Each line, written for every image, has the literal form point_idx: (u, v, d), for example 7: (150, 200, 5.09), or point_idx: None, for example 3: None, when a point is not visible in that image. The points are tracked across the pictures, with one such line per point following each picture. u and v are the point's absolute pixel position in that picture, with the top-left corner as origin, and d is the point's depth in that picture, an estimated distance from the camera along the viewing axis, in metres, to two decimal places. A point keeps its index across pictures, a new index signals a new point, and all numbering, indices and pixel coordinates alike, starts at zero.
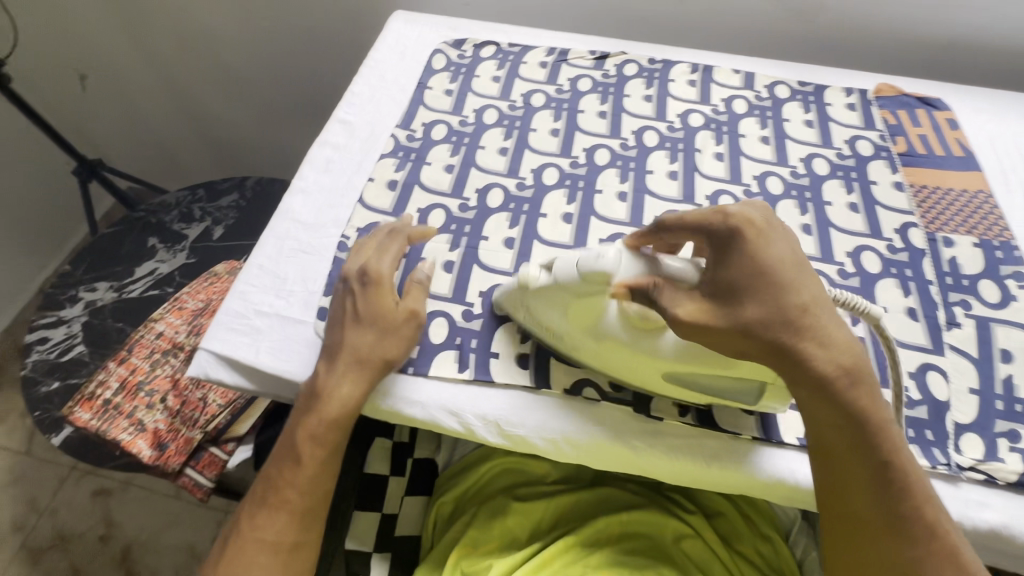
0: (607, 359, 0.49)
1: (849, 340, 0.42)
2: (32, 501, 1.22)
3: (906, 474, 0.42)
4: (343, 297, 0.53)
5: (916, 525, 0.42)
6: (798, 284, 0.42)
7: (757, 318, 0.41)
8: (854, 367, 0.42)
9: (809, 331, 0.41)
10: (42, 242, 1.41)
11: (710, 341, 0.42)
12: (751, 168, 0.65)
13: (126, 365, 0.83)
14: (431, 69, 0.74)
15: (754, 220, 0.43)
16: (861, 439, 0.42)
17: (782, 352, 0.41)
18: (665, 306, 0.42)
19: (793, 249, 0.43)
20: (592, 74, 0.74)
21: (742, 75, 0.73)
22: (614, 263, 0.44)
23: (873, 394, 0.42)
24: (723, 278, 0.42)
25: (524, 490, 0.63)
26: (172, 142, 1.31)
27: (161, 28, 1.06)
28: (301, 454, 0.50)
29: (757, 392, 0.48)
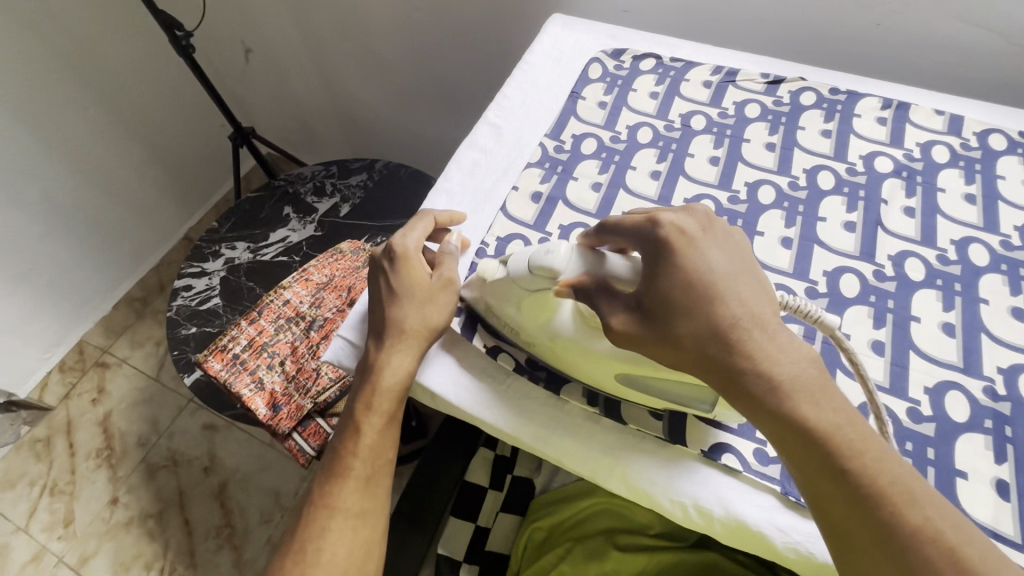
0: (559, 356, 0.48)
1: (788, 347, 0.38)
2: (155, 422, 1.37)
3: (873, 477, 0.35)
4: (376, 274, 0.53)
5: (903, 532, 0.34)
6: (728, 286, 0.39)
7: (687, 328, 0.38)
8: (791, 376, 0.37)
9: (736, 344, 0.37)
10: (192, 194, 1.56)
11: (647, 351, 0.39)
12: (950, 231, 0.56)
13: (255, 326, 0.88)
14: (586, 78, 0.71)
15: (685, 230, 0.40)
16: (811, 450, 0.36)
17: (717, 367, 0.37)
18: (603, 313, 0.41)
19: (729, 259, 0.40)
20: (762, 99, 0.67)
21: (947, 118, 0.63)
22: (562, 260, 0.43)
23: (817, 399, 0.36)
24: (649, 286, 0.39)
25: (624, 538, 0.62)
26: (312, 116, 1.41)
27: (321, 12, 1.11)
28: (359, 423, 0.50)
29: (711, 400, 0.43)
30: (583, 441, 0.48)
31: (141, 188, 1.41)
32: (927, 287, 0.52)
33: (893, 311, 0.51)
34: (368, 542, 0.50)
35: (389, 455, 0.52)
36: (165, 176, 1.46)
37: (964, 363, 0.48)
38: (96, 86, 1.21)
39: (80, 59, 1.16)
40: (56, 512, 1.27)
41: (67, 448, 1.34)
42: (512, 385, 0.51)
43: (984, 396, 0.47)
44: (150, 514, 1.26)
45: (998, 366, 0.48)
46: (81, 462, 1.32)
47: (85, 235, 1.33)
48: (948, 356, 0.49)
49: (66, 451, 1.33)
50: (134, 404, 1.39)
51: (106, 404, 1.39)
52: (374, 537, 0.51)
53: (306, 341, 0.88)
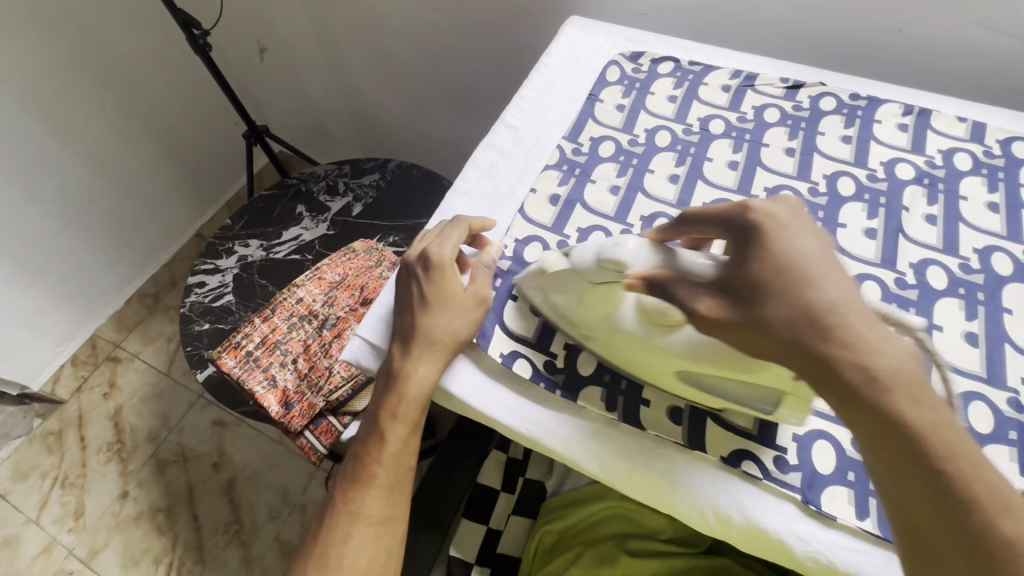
0: (617, 349, 0.47)
1: (886, 339, 0.35)
2: (165, 417, 1.38)
3: (970, 484, 0.32)
4: (407, 280, 0.53)
5: (994, 545, 0.31)
6: (823, 274, 0.37)
7: (775, 314, 0.36)
8: (888, 369, 0.34)
9: (830, 331, 0.35)
10: (205, 191, 1.57)
11: (734, 339, 0.38)
12: (972, 239, 0.55)
13: (268, 324, 0.88)
14: (604, 81, 0.71)
15: (778, 216, 0.39)
16: (900, 445, 0.33)
17: (805, 354, 0.35)
18: (684, 302, 0.40)
19: (824, 247, 0.38)
20: (781, 104, 0.66)
21: (969, 125, 0.62)
22: (631, 253, 0.42)
23: (915, 397, 0.34)
24: (738, 271, 0.38)
25: (636, 543, 0.62)
26: (325, 114, 1.42)
27: (337, 12, 1.12)
28: (384, 431, 0.50)
29: (775, 400, 0.43)
30: (602, 447, 0.48)
31: (154, 185, 1.42)
32: (949, 295, 0.52)
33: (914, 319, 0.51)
34: (389, 549, 0.50)
35: (410, 463, 0.52)
36: (179, 173, 1.47)
37: (987, 374, 0.48)
38: (112, 83, 1.22)
39: (97, 56, 1.17)
40: (67, 505, 1.28)
41: (79, 441, 1.35)
42: (531, 391, 0.51)
43: (1009, 407, 0.46)
44: (159, 508, 1.27)
45: (1021, 377, 0.48)
46: (92, 455, 1.33)
47: (98, 231, 1.34)
48: (971, 367, 0.48)
49: (77, 445, 1.34)
50: (145, 399, 1.40)
51: (117, 399, 1.40)
52: (395, 544, 0.51)
53: (319, 339, 0.88)
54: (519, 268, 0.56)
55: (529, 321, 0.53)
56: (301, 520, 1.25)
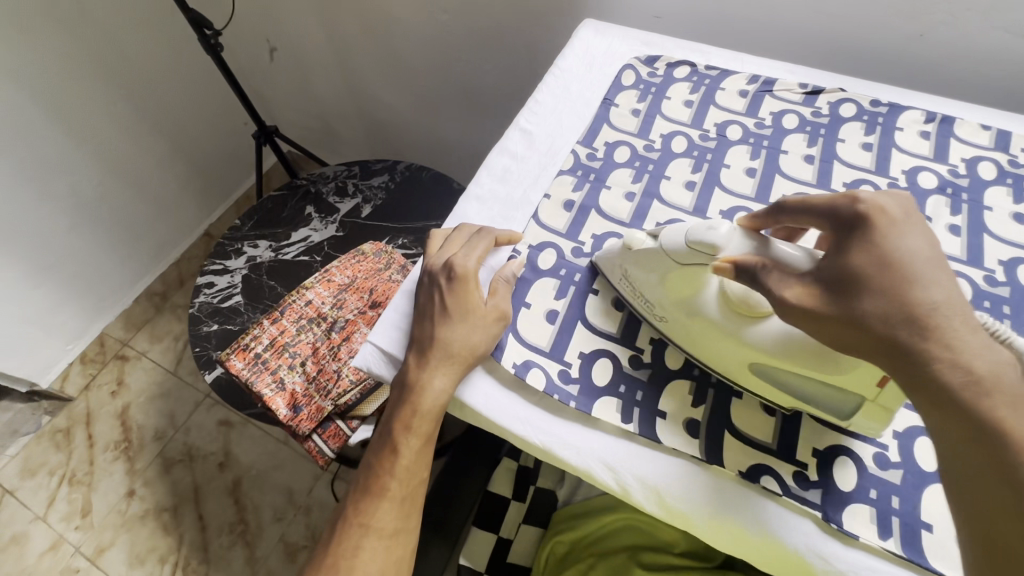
0: (692, 335, 0.48)
1: (987, 345, 0.32)
2: (172, 416, 1.38)
3: None
4: (429, 289, 0.53)
5: None
6: (930, 274, 0.35)
7: (870, 307, 0.35)
8: (990, 374, 0.31)
9: (932, 328, 0.33)
10: (214, 190, 1.58)
11: (820, 332, 0.37)
12: (997, 250, 0.54)
13: (277, 326, 0.88)
14: (619, 85, 0.70)
15: (889, 209, 0.37)
16: (997, 452, 0.30)
17: (895, 351, 0.33)
18: (771, 288, 0.39)
19: (934, 247, 0.36)
20: (800, 109, 0.65)
21: (993, 133, 0.61)
22: (724, 238, 0.42)
23: (1021, 408, 0.30)
24: (838, 262, 0.37)
25: (649, 556, 0.61)
26: (335, 115, 1.42)
27: (349, 13, 1.11)
28: (397, 443, 0.50)
29: (854, 406, 0.42)
30: (619, 463, 0.47)
31: (164, 184, 1.42)
32: (974, 309, 0.51)
33: None
34: (401, 561, 0.50)
35: (423, 475, 0.51)
36: (188, 172, 1.47)
37: None
38: (123, 82, 1.22)
39: (109, 55, 1.17)
40: (74, 502, 1.28)
41: (86, 439, 1.35)
42: (546, 403, 0.50)
43: None
44: (165, 508, 1.27)
45: None
46: (99, 453, 1.33)
47: (108, 229, 1.34)
48: None
49: (84, 442, 1.35)
50: (153, 397, 1.40)
51: (125, 397, 1.40)
52: (407, 556, 0.50)
53: (327, 342, 0.87)
54: (534, 275, 0.55)
55: (545, 330, 0.52)
56: (306, 522, 1.25)
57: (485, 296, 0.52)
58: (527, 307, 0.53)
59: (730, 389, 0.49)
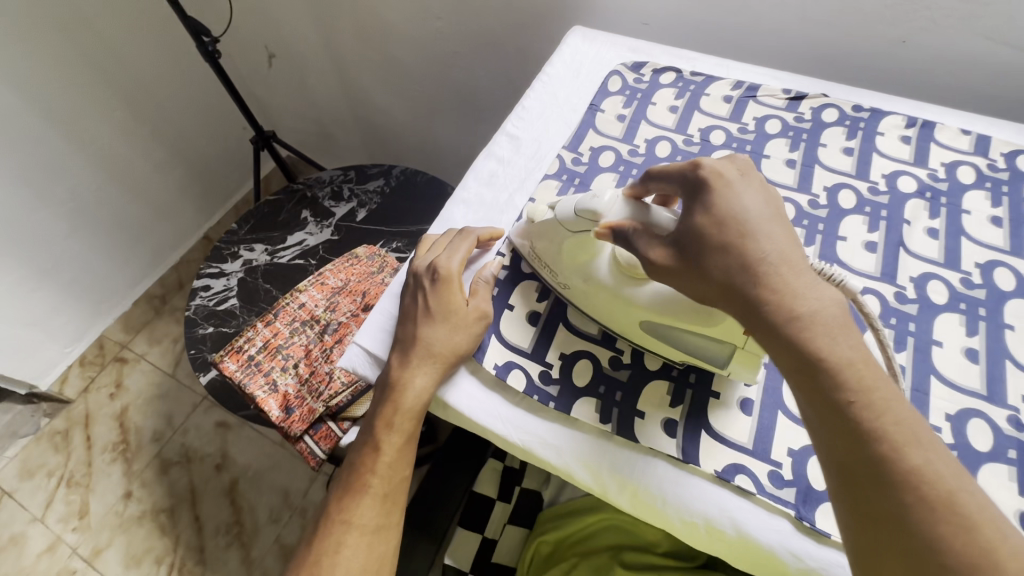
0: (590, 301, 0.50)
1: (813, 285, 0.37)
2: (169, 418, 1.39)
3: (879, 417, 0.34)
4: (414, 290, 0.54)
5: (897, 471, 0.32)
6: (762, 227, 0.39)
7: (717, 262, 0.38)
8: (810, 311, 0.36)
9: (765, 277, 0.37)
10: (213, 195, 1.60)
11: (682, 286, 0.41)
12: (974, 254, 0.54)
13: (271, 328, 0.89)
14: (606, 91, 0.71)
15: (724, 173, 0.41)
16: (816, 378, 0.35)
17: (739, 298, 0.38)
18: (640, 250, 0.42)
19: (766, 202, 0.40)
20: (783, 115, 0.66)
21: (974, 138, 0.62)
22: (606, 205, 0.45)
23: (834, 335, 0.36)
24: (685, 222, 0.41)
25: (631, 554, 0.62)
26: (331, 121, 1.44)
27: (344, 20, 1.13)
28: (379, 441, 0.51)
29: (727, 354, 0.46)
30: (596, 461, 0.48)
31: (163, 189, 1.44)
32: (949, 311, 0.52)
33: (914, 335, 0.51)
34: (383, 558, 0.51)
35: (405, 473, 0.52)
36: (187, 177, 1.49)
37: (986, 391, 0.47)
38: (121, 88, 1.23)
39: (108, 62, 1.19)
40: (72, 504, 1.29)
41: (85, 440, 1.36)
42: (525, 402, 0.51)
43: (1008, 425, 0.46)
44: (161, 509, 1.28)
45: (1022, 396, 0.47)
46: (98, 455, 1.34)
47: (107, 234, 1.35)
48: (971, 383, 0.48)
49: (83, 444, 1.36)
50: (151, 400, 1.41)
51: (123, 399, 1.41)
52: (389, 552, 0.51)
53: (320, 344, 0.88)
54: (517, 277, 0.56)
55: (526, 331, 0.53)
56: (302, 523, 1.26)
57: (466, 296, 0.53)
58: (509, 309, 0.54)
59: (707, 389, 0.49)
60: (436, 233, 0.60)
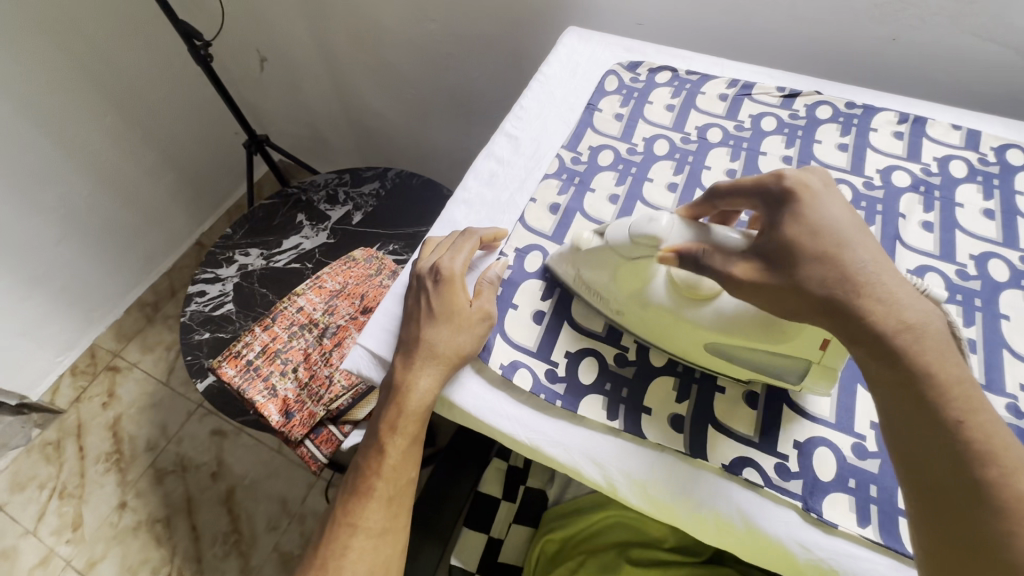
0: (649, 325, 0.49)
1: (915, 297, 0.37)
2: (164, 426, 1.37)
3: (988, 440, 0.33)
4: (417, 292, 0.54)
5: (1005, 499, 0.32)
6: (857, 239, 0.39)
7: (812, 275, 0.38)
8: (919, 322, 0.36)
9: (868, 289, 0.37)
10: (205, 200, 1.58)
11: (766, 303, 0.40)
12: (969, 246, 0.55)
13: (269, 333, 0.88)
14: (602, 90, 0.71)
15: (810, 185, 0.41)
16: (922, 395, 0.35)
17: (836, 312, 0.37)
18: (715, 267, 0.41)
19: (855, 214, 0.40)
20: (778, 112, 0.67)
21: (964, 133, 0.63)
22: (665, 229, 0.44)
23: (942, 352, 0.35)
24: (772, 235, 0.40)
25: (638, 551, 0.63)
26: (325, 124, 1.43)
27: (337, 23, 1.13)
28: (384, 444, 0.51)
29: (801, 371, 0.45)
30: (604, 459, 0.48)
31: (155, 194, 1.42)
32: (947, 302, 0.52)
33: None
34: (389, 560, 0.51)
35: (411, 475, 0.52)
36: (178, 182, 1.48)
37: (985, 380, 0.48)
38: (112, 93, 1.22)
39: (97, 66, 1.17)
40: (65, 516, 1.27)
41: (77, 451, 1.34)
42: (531, 401, 0.51)
43: (1006, 413, 0.47)
44: (157, 519, 1.26)
45: (1020, 384, 0.48)
46: (90, 465, 1.32)
47: (98, 239, 1.34)
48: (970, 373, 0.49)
49: (75, 455, 1.34)
50: (144, 408, 1.39)
51: (116, 408, 1.39)
52: (395, 554, 0.51)
53: (319, 348, 0.88)
54: (520, 277, 0.56)
55: (530, 330, 0.53)
56: (300, 530, 1.25)
57: (470, 297, 0.53)
58: (514, 308, 0.54)
59: (712, 384, 0.50)
60: (435, 235, 0.60)
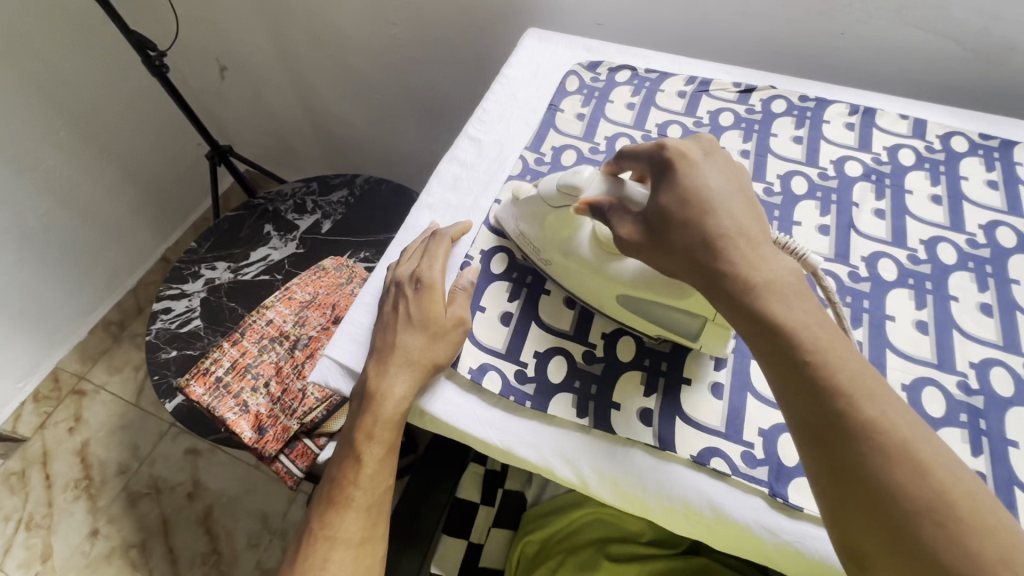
0: (569, 276, 0.53)
1: (766, 249, 0.39)
2: (135, 448, 1.33)
3: (836, 373, 0.35)
4: (395, 299, 0.53)
5: (853, 425, 0.33)
6: (718, 200, 0.41)
7: (678, 238, 0.41)
8: (764, 272, 0.38)
9: (718, 243, 0.40)
10: (169, 214, 1.54)
11: (650, 259, 0.44)
12: (919, 231, 0.57)
13: (238, 347, 0.86)
14: (564, 91, 0.72)
15: (688, 153, 0.44)
16: (773, 340, 0.37)
17: (698, 266, 0.40)
18: (613, 224, 0.45)
19: (725, 177, 0.43)
20: (735, 107, 0.68)
21: (911, 122, 0.65)
22: (585, 181, 0.48)
23: (788, 298, 0.37)
24: (652, 203, 0.43)
25: (616, 547, 0.63)
26: (289, 132, 1.41)
27: (298, 29, 1.11)
28: (360, 453, 0.50)
29: (699, 327, 0.48)
30: (573, 454, 0.49)
31: (115, 210, 1.38)
32: (899, 286, 0.54)
33: (869, 311, 0.53)
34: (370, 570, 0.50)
35: (389, 483, 0.52)
36: (140, 196, 1.43)
37: (938, 359, 0.50)
38: (65, 108, 1.18)
39: (49, 81, 1.13)
40: (33, 548, 1.22)
41: (43, 480, 1.29)
42: (503, 403, 0.51)
43: (958, 391, 0.49)
44: (132, 544, 1.22)
45: (970, 361, 0.50)
46: (58, 494, 1.28)
47: (57, 259, 1.29)
48: (923, 354, 0.51)
49: (42, 483, 1.29)
50: (113, 431, 1.35)
51: (84, 433, 1.34)
52: (376, 564, 0.51)
53: (291, 360, 0.86)
54: (487, 279, 0.56)
55: (499, 332, 0.53)
56: (282, 546, 1.22)
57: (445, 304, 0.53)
58: (481, 310, 0.54)
59: (679, 375, 0.50)
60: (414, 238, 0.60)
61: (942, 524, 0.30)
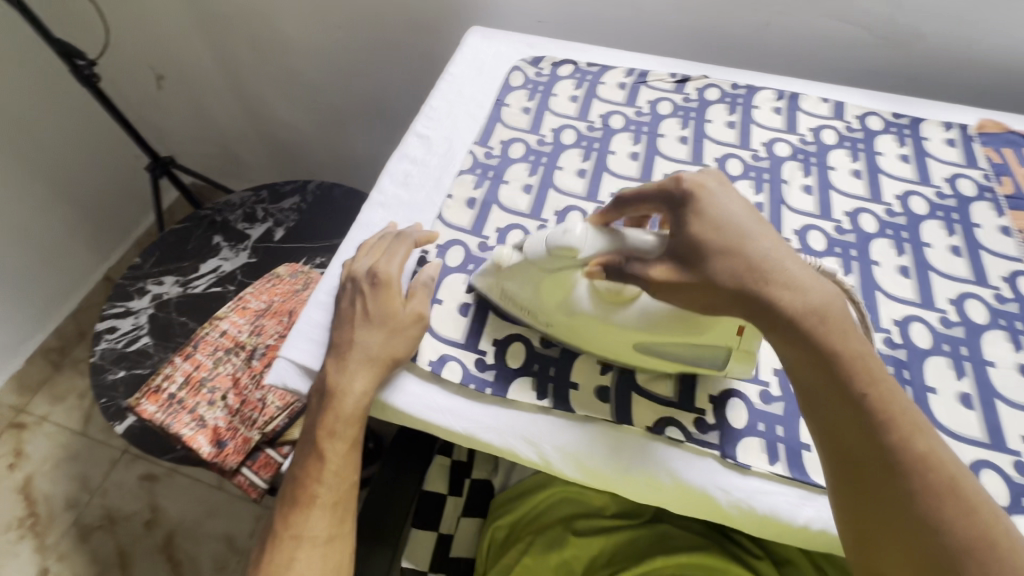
0: (574, 332, 0.51)
1: (816, 281, 0.42)
2: (84, 479, 1.26)
3: (887, 407, 0.38)
4: (351, 295, 0.53)
5: (905, 460, 0.37)
6: (756, 229, 0.43)
7: (723, 272, 0.41)
8: (821, 303, 0.40)
9: (772, 275, 0.41)
10: (109, 232, 1.47)
11: (688, 300, 0.43)
12: (843, 204, 0.62)
13: (191, 361, 0.83)
14: (509, 86, 0.73)
15: (707, 182, 0.45)
16: (828, 371, 0.39)
17: (748, 300, 0.41)
18: (638, 273, 0.44)
19: (753, 208, 0.44)
20: (672, 97, 0.72)
21: (832, 105, 0.70)
22: (579, 239, 0.46)
23: (846, 334, 0.40)
24: (681, 236, 0.43)
25: (582, 523, 0.65)
26: (234, 141, 1.37)
27: (239, 35, 1.09)
28: (322, 450, 0.50)
29: (724, 356, 0.48)
30: (536, 435, 0.50)
31: (49, 230, 1.31)
32: (828, 255, 0.58)
33: None
34: (339, 566, 0.50)
35: (354, 478, 0.51)
36: (76, 215, 1.36)
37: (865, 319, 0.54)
38: None
39: None
40: None
41: None
42: (465, 392, 0.52)
43: (883, 346, 0.53)
44: None
45: (893, 319, 0.54)
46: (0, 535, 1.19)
47: None
48: None
49: None
50: (58, 463, 1.27)
51: (25, 467, 1.26)
52: (345, 560, 0.51)
53: (248, 371, 0.84)
54: (444, 273, 0.57)
55: (458, 323, 0.54)
56: None
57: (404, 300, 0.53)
58: (439, 303, 0.55)
59: None
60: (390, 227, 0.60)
61: (984, 563, 0.34)
